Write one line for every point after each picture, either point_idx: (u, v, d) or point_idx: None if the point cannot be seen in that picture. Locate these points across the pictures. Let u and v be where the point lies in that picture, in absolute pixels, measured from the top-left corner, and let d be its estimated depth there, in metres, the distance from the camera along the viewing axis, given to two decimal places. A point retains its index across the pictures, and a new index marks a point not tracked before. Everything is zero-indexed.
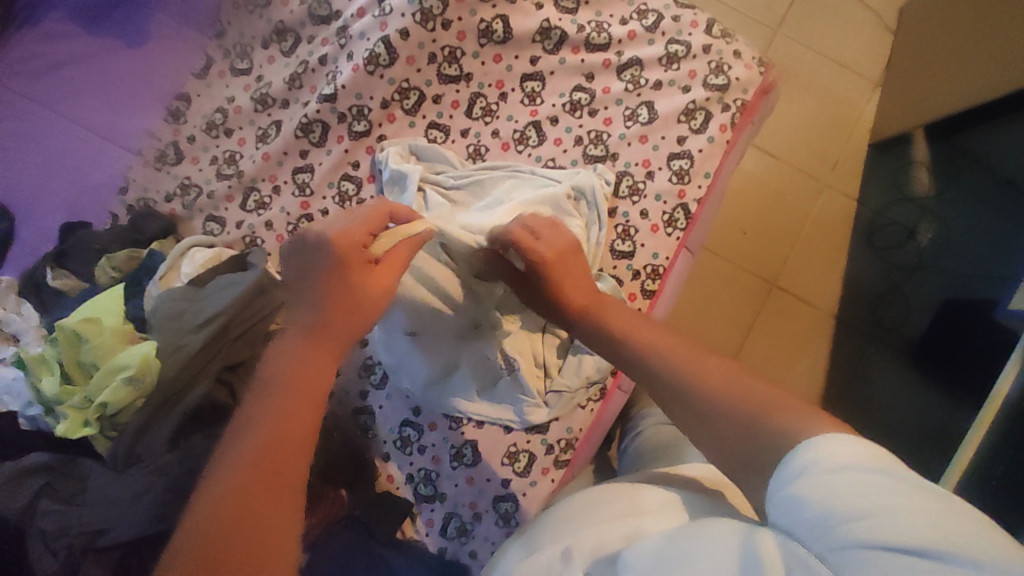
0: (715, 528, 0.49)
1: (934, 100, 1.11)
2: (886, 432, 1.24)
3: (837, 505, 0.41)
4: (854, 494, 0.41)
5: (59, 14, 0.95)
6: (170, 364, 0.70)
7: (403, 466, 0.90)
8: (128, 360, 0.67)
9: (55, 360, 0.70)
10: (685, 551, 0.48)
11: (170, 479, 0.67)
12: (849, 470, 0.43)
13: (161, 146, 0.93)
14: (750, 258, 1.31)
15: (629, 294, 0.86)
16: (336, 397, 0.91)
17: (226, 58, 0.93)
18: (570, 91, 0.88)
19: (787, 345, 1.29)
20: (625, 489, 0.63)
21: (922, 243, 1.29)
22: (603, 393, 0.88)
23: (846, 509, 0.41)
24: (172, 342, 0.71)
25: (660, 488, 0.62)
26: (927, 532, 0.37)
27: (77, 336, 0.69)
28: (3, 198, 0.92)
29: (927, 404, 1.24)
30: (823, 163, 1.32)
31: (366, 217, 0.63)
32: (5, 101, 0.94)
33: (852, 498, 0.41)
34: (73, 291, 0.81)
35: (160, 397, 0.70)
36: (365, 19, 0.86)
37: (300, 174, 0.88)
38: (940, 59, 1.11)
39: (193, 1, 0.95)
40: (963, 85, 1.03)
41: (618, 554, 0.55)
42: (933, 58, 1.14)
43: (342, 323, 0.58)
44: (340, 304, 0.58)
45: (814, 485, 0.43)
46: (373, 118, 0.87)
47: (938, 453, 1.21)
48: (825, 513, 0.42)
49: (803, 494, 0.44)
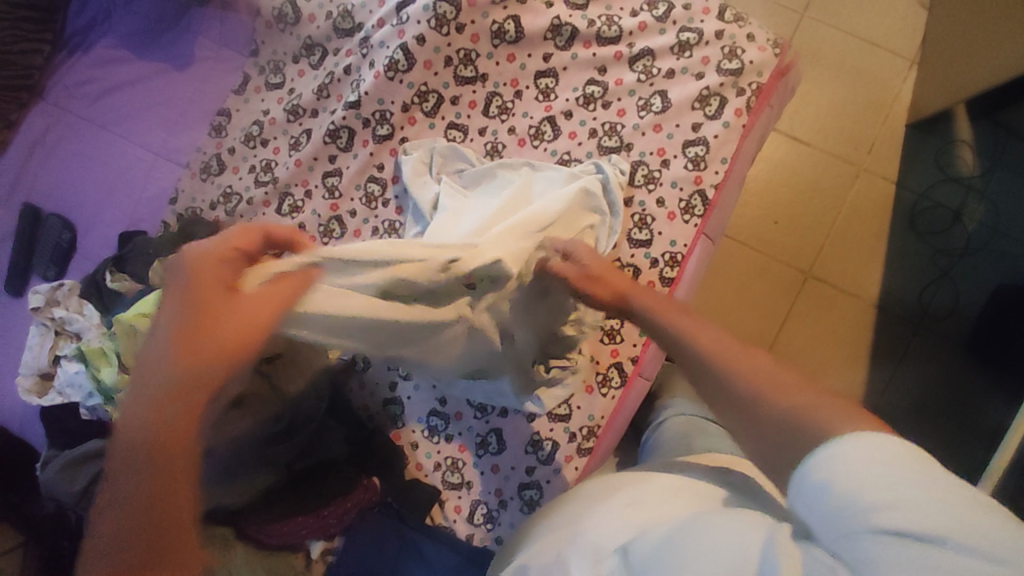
0: (731, 525, 0.45)
1: (971, 75, 1.06)
2: (934, 425, 1.18)
3: (862, 496, 0.38)
4: (879, 485, 0.38)
5: (111, 41, 1.05)
6: None
7: (430, 453, 0.93)
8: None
9: (113, 352, 0.74)
10: (685, 548, 0.45)
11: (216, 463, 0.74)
12: (877, 460, 0.39)
13: (206, 158, 1.01)
14: (781, 247, 1.28)
15: (648, 281, 0.86)
16: (367, 388, 0.96)
17: (261, 75, 1.01)
18: (583, 85, 0.90)
19: (826, 335, 1.25)
20: (629, 481, 0.62)
21: (969, 225, 1.22)
22: (624, 381, 0.87)
23: (871, 499, 0.38)
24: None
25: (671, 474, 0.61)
26: (958, 523, 0.35)
27: (133, 330, 0.71)
28: (71, 212, 1.03)
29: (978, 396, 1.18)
30: (856, 146, 1.28)
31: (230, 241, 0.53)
32: (70, 125, 1.05)
33: (878, 484, 0.38)
34: (130, 292, 0.86)
35: None
36: (385, 28, 0.90)
37: (330, 178, 0.94)
38: (977, 33, 1.06)
39: (230, 24, 1.03)
40: (998, 58, 0.98)
41: (626, 544, 0.52)
42: (969, 31, 1.09)
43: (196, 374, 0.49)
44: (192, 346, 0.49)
45: (840, 475, 0.40)
46: (395, 122, 0.92)
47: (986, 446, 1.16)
48: (847, 502, 0.39)
49: (829, 483, 0.40)
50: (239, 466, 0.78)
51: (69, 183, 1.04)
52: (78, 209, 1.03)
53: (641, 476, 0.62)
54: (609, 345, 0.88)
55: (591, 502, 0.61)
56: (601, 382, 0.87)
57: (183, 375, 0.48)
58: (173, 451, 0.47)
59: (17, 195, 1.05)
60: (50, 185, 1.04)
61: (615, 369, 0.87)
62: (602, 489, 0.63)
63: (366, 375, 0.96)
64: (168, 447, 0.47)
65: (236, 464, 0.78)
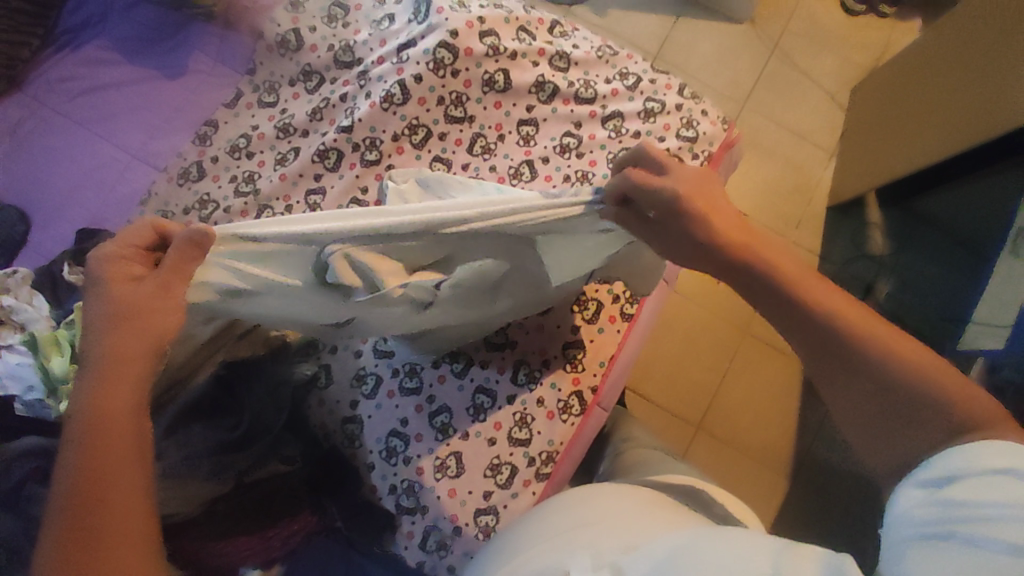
0: (727, 536, 0.50)
1: (896, 154, 1.22)
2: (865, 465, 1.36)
3: (931, 516, 0.40)
4: (955, 506, 0.39)
5: (101, 43, 1.06)
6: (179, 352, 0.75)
7: (386, 476, 0.90)
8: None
9: (68, 341, 0.72)
10: (692, 552, 0.48)
11: None
12: (961, 487, 0.41)
13: (186, 164, 1.01)
14: (723, 306, 1.45)
15: (609, 315, 0.94)
16: (325, 406, 0.94)
17: (255, 92, 1.04)
18: (560, 136, 1.00)
19: (760, 386, 1.43)
20: (592, 500, 0.66)
21: (880, 296, 1.40)
22: (583, 409, 0.91)
23: (938, 519, 0.40)
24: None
25: (629, 495, 0.67)
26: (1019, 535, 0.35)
27: None
28: (27, 205, 1.00)
29: None
30: (787, 221, 1.45)
31: (126, 245, 0.54)
32: (41, 117, 1.03)
33: (951, 494, 0.41)
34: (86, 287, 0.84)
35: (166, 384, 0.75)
36: (384, 65, 0.98)
37: (312, 195, 0.97)
38: (889, 136, 1.27)
39: (230, 43, 1.07)
40: (927, 141, 1.13)
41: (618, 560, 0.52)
42: (881, 133, 1.31)
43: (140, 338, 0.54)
44: (123, 322, 0.53)
45: (918, 500, 0.42)
46: (384, 149, 0.98)
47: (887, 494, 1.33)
48: (918, 521, 0.41)
49: (907, 507, 0.43)
50: (188, 474, 0.75)
51: (31, 174, 1.01)
52: (38, 202, 1.00)
53: (604, 492, 0.68)
54: (570, 373, 0.92)
55: (568, 515, 0.64)
56: (562, 408, 0.91)
57: (115, 344, 0.53)
58: (106, 451, 0.52)
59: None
60: (9, 174, 1.01)
61: (576, 397, 0.91)
62: (566, 507, 0.68)
63: (326, 393, 0.94)
64: (100, 448, 0.52)
65: (183, 473, 0.75)
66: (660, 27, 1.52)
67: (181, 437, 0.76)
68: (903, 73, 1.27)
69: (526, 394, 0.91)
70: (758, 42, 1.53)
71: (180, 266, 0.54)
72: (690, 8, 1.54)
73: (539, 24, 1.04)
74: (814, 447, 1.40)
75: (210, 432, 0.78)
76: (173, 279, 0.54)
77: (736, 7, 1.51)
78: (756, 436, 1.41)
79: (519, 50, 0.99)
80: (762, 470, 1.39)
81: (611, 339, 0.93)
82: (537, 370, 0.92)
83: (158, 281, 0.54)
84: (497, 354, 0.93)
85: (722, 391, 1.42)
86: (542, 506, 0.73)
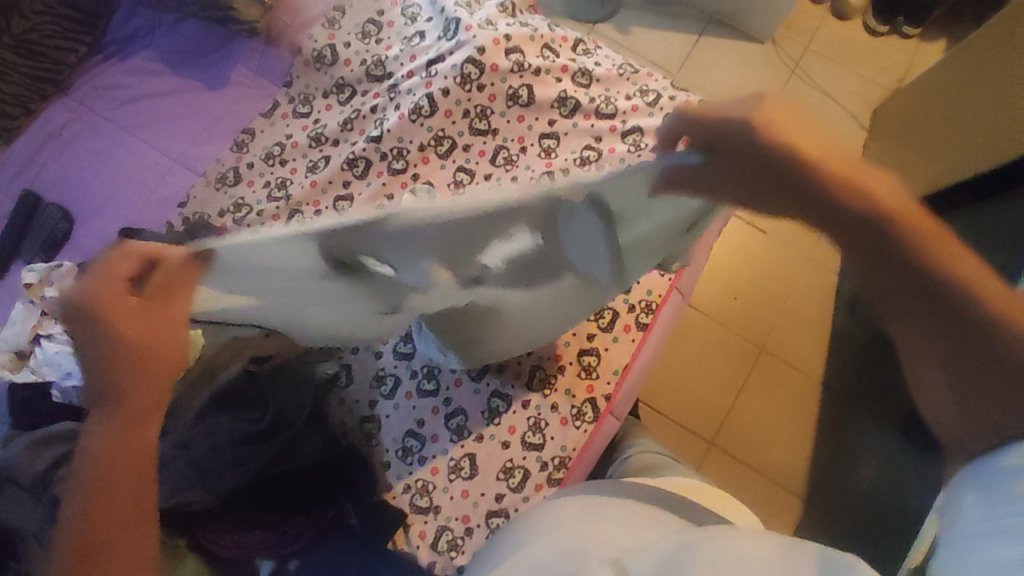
0: (729, 542, 0.51)
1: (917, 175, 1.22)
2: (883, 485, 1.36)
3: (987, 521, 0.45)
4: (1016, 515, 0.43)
5: (149, 55, 1.13)
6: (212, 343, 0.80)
7: (402, 475, 0.93)
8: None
9: None
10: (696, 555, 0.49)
11: (192, 455, 0.76)
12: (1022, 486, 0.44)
13: (223, 170, 1.07)
14: (742, 323, 1.45)
15: (624, 324, 0.95)
16: (345, 405, 0.97)
17: (291, 104, 1.10)
18: (581, 149, 1.02)
19: (776, 404, 1.42)
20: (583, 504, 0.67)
21: None
22: (596, 416, 0.92)
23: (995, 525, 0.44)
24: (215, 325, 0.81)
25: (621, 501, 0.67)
26: None
27: None
28: (73, 204, 1.06)
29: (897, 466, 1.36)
30: (806, 240, 1.47)
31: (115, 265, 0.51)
32: (90, 122, 1.10)
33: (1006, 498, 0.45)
34: None
35: (200, 371, 0.79)
36: (413, 79, 1.02)
37: (340, 201, 1.01)
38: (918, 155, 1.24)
39: (268, 56, 1.13)
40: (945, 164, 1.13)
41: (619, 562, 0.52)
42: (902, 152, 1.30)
43: (154, 360, 0.55)
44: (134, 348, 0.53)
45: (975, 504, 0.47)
46: (410, 159, 1.02)
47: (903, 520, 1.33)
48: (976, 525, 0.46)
49: (966, 508, 0.47)
50: (211, 464, 0.77)
51: (75, 175, 1.07)
52: (82, 202, 1.06)
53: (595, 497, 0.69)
54: (585, 380, 0.93)
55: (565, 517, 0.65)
56: (575, 414, 0.92)
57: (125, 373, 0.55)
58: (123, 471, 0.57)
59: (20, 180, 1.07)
60: (52, 175, 1.07)
61: (589, 403, 0.92)
62: (562, 511, 0.67)
63: (347, 391, 0.97)
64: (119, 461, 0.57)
65: (206, 463, 0.77)
66: (680, 46, 1.56)
67: (209, 426, 0.79)
68: (930, 92, 1.26)
69: (540, 400, 0.93)
70: (779, 63, 1.55)
71: (176, 288, 0.50)
72: (711, 28, 1.56)
73: (563, 41, 1.07)
74: (832, 470, 1.38)
75: (233, 423, 0.80)
76: (167, 303, 0.51)
77: (757, 27, 1.53)
78: (773, 456, 1.39)
79: (543, 66, 1.02)
80: (779, 491, 1.37)
81: (626, 348, 0.94)
82: (551, 376, 0.93)
83: (157, 308, 0.52)
84: (514, 359, 0.95)
85: (737, 408, 1.42)
86: (531, 512, 0.73)
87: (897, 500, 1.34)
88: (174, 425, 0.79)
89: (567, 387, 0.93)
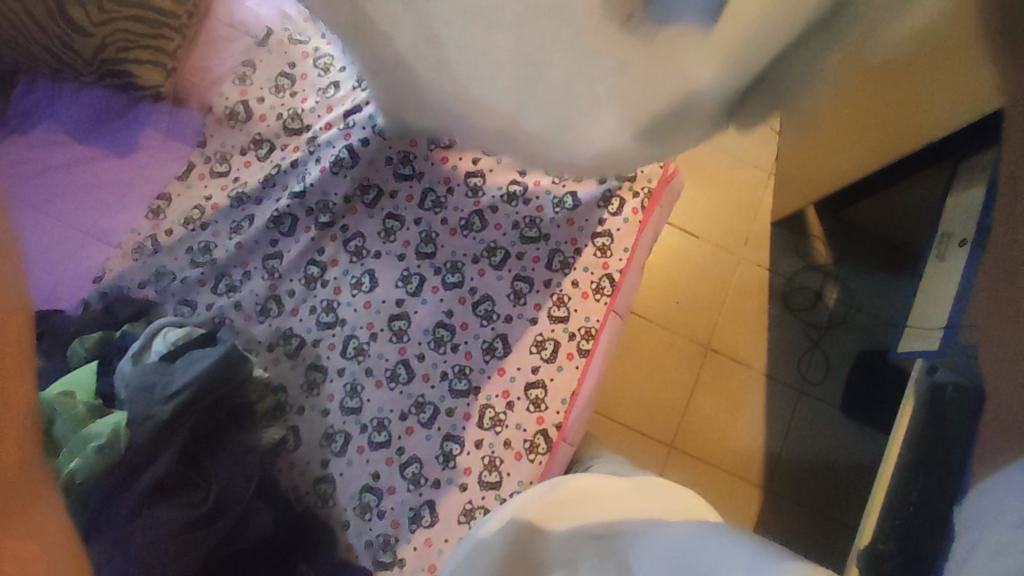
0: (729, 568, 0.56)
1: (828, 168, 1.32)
2: (833, 462, 1.44)
3: None
4: None
5: (49, 125, 1.04)
6: (139, 433, 0.77)
7: (362, 532, 0.91)
8: (100, 430, 0.75)
9: None
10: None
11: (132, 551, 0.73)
12: None
13: (139, 239, 1.03)
14: (684, 325, 1.51)
15: (567, 352, 0.97)
16: (296, 467, 0.94)
17: (206, 163, 1.07)
18: (507, 185, 1.03)
19: (726, 400, 1.47)
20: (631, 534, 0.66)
21: (829, 303, 1.50)
22: (549, 446, 0.93)
23: None
24: (144, 413, 0.78)
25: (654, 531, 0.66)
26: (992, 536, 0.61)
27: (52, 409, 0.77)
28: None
29: (844, 442, 1.45)
30: (736, 239, 1.55)
31: None
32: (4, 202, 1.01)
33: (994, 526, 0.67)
34: (46, 373, 0.87)
35: (126, 468, 0.76)
36: (331, 131, 1.04)
37: (270, 260, 1.01)
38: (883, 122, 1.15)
39: (181, 116, 1.08)
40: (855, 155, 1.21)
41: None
42: None
43: None
44: None
45: None
46: (336, 211, 1.02)
47: (853, 493, 1.42)
48: None
49: None
50: (153, 558, 0.73)
51: (135, 174, 1.06)
52: (36, 227, 1.01)
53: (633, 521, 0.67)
54: (534, 413, 0.94)
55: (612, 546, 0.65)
56: (529, 448, 0.93)
57: None
58: None
59: (62, 133, 1.04)
60: (133, 143, 1.06)
61: (542, 435, 0.94)
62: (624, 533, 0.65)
63: (295, 454, 0.95)
64: None
65: (148, 556, 0.73)
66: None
67: (146, 518, 0.75)
68: None
69: (493, 437, 0.94)
70: None
71: None
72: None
73: None
74: (784, 457, 1.44)
75: (176, 511, 0.76)
76: None
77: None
78: (730, 450, 1.45)
79: None
80: (738, 484, 1.43)
81: (571, 376, 0.96)
82: (501, 413, 0.94)
83: None
84: (463, 401, 0.95)
85: (691, 409, 1.47)
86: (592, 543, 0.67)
87: (842, 475, 1.43)
88: (108, 520, 0.75)
89: (516, 422, 0.94)
